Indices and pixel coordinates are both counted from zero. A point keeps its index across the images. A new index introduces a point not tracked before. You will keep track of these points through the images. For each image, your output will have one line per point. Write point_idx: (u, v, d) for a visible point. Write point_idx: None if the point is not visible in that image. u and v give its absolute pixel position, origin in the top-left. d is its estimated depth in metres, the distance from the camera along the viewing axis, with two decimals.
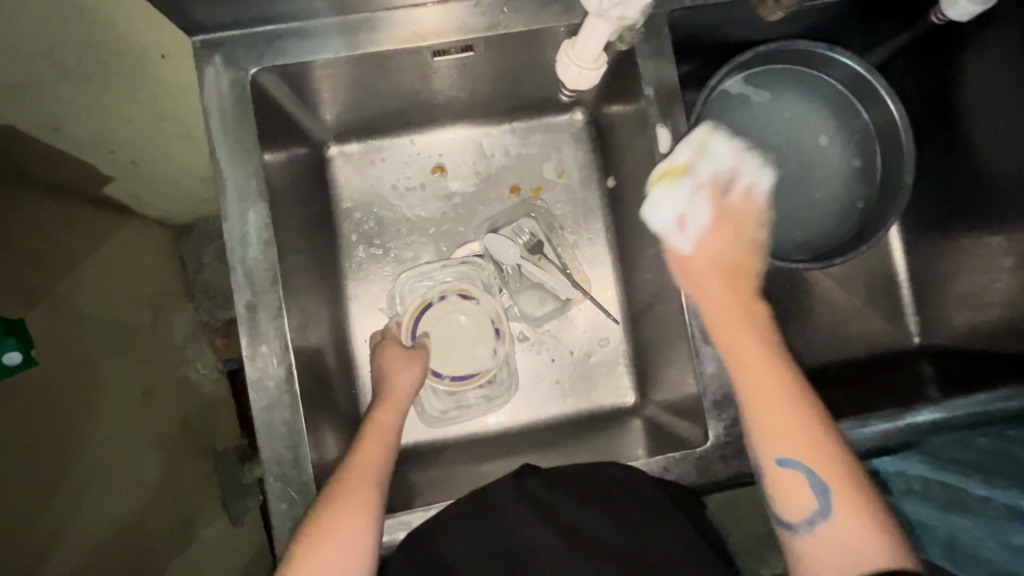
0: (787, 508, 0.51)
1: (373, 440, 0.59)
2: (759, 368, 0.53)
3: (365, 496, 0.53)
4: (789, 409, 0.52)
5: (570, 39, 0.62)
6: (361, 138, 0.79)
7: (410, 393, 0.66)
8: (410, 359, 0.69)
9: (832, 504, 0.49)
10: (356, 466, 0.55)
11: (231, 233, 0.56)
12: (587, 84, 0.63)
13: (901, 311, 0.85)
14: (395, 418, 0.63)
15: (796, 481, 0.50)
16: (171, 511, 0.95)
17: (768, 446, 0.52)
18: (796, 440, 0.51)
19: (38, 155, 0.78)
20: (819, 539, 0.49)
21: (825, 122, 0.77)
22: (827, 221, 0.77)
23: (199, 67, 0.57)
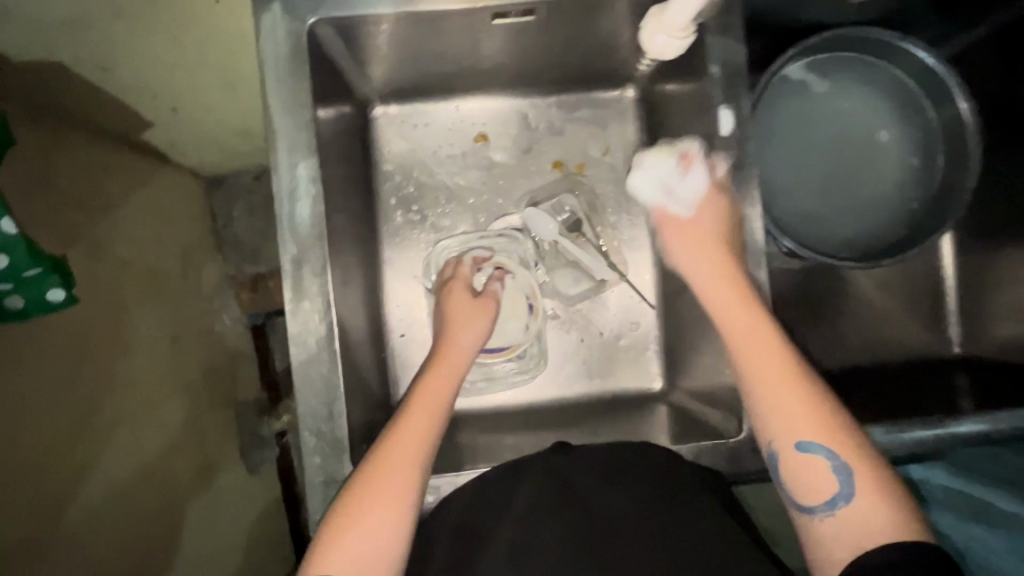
0: (808, 493, 0.51)
1: (425, 399, 0.58)
2: (773, 360, 0.54)
3: (407, 471, 0.52)
4: (806, 400, 0.53)
5: (659, 5, 0.59)
6: (407, 100, 0.78)
7: (471, 352, 0.65)
8: (477, 317, 0.67)
9: (853, 486, 0.49)
10: (409, 427, 0.55)
11: (280, 187, 0.55)
12: (673, 54, 0.62)
13: (944, 318, 0.82)
14: (451, 381, 0.61)
15: (817, 464, 0.51)
16: (193, 455, 0.97)
17: (789, 435, 0.52)
18: (813, 424, 0.52)
19: (85, 95, 0.78)
20: (840, 523, 0.49)
21: (886, 117, 0.74)
22: (879, 220, 0.74)
23: (256, 14, 0.55)
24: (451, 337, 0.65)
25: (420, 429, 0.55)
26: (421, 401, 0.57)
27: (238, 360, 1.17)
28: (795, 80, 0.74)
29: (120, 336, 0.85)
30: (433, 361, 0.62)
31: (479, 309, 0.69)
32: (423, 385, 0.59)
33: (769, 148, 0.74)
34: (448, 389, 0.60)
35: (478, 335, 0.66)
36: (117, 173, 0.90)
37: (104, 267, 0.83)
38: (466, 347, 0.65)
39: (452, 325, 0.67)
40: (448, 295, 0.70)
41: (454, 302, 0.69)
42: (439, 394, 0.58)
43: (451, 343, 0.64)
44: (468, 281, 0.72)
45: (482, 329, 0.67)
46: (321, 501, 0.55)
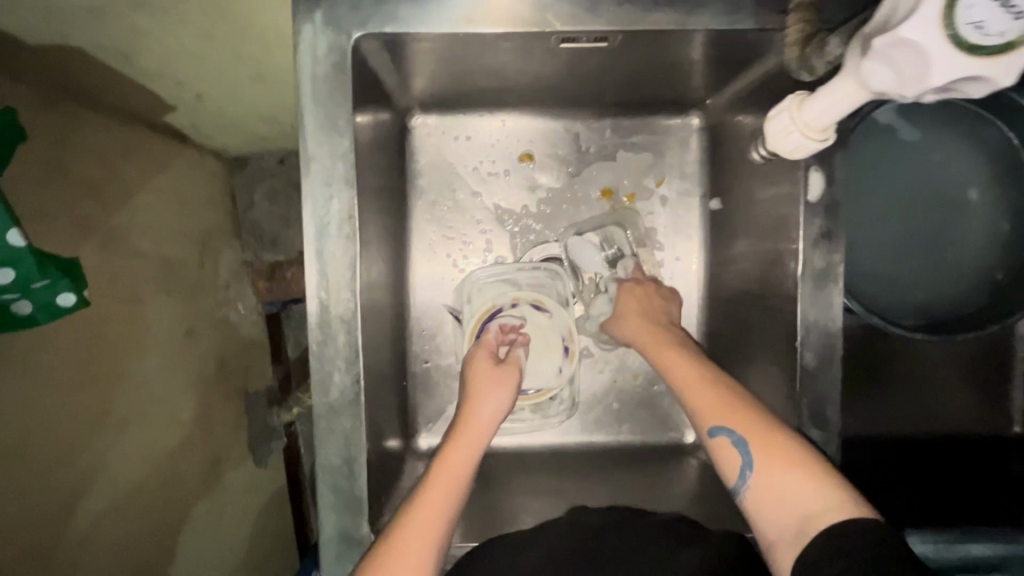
0: (725, 476, 0.51)
1: (439, 490, 0.51)
2: (674, 364, 0.58)
3: (420, 554, 0.48)
4: (705, 390, 0.55)
5: (800, 94, 0.49)
6: (450, 110, 0.71)
7: (494, 423, 0.58)
8: (500, 383, 0.60)
9: (752, 454, 0.49)
10: (421, 519, 0.49)
11: (311, 220, 0.50)
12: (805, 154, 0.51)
13: (1009, 395, 0.75)
14: (470, 460, 0.54)
15: (723, 446, 0.51)
16: (203, 451, 0.95)
17: (698, 422, 0.54)
18: (708, 408, 0.53)
19: (104, 81, 0.72)
20: (757, 498, 0.48)
21: (981, 174, 0.67)
22: (955, 288, 0.68)
23: (296, 24, 0.49)
24: (470, 413, 0.58)
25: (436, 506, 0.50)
26: (441, 477, 0.52)
27: (253, 351, 1.13)
28: (883, 123, 0.67)
29: (134, 333, 0.82)
30: (450, 434, 0.56)
31: (498, 376, 0.61)
32: (440, 459, 0.54)
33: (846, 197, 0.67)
34: (468, 463, 0.54)
35: (502, 403, 0.59)
36: (137, 157, 0.84)
37: (120, 261, 0.79)
38: (489, 424, 0.58)
39: (475, 397, 0.59)
40: (471, 353, 0.64)
41: (478, 372, 0.61)
42: (458, 470, 0.53)
43: (470, 417, 0.57)
44: (490, 349, 0.64)
45: (503, 404, 0.59)
46: (335, 557, 0.52)
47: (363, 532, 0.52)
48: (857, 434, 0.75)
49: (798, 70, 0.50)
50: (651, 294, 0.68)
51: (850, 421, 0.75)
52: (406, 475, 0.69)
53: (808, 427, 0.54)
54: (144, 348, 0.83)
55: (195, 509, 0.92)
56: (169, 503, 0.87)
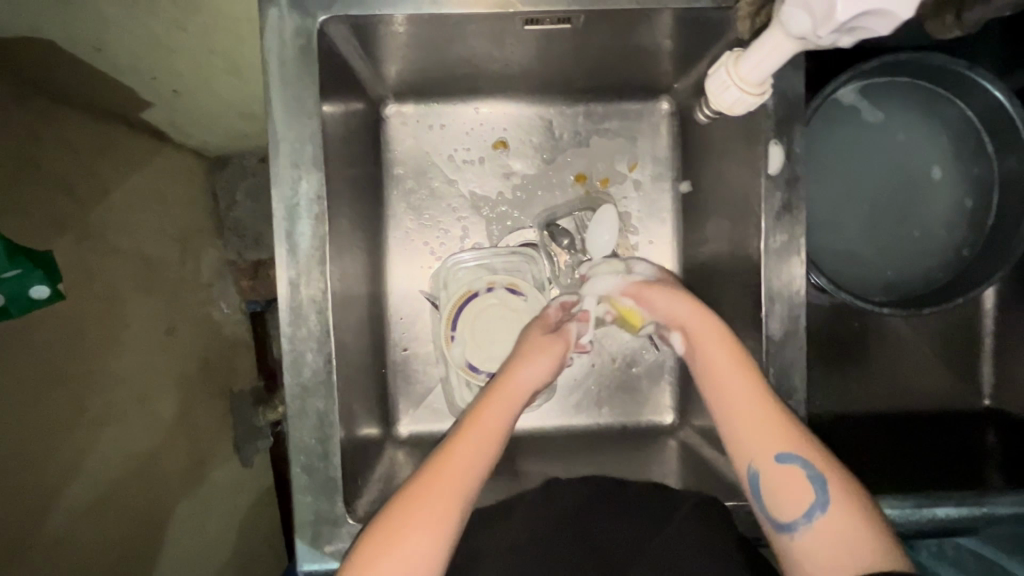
0: (785, 508, 0.47)
1: (476, 441, 0.52)
2: (733, 375, 0.52)
3: (450, 498, 0.48)
4: (772, 413, 0.50)
5: (734, 51, 0.49)
6: (423, 99, 0.72)
7: (533, 388, 0.59)
8: (554, 347, 0.62)
9: (828, 494, 0.46)
10: (455, 463, 0.50)
11: (280, 202, 0.51)
12: (743, 111, 0.51)
13: (977, 368, 0.77)
14: (507, 419, 0.55)
15: (794, 474, 0.48)
16: (184, 451, 0.94)
17: (760, 445, 0.49)
18: (778, 433, 0.49)
19: (76, 74, 0.72)
20: (819, 537, 0.45)
21: (944, 152, 0.68)
22: (921, 264, 0.69)
23: (262, 9, 0.50)
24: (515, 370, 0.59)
25: (463, 462, 0.50)
26: (477, 432, 0.53)
27: (236, 350, 1.13)
28: (847, 104, 0.68)
29: (112, 331, 0.81)
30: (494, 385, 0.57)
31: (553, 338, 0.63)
32: (478, 414, 0.54)
33: (812, 176, 0.69)
34: (501, 422, 0.54)
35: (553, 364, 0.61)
36: (114, 153, 0.84)
37: (95, 258, 0.79)
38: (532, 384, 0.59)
39: (525, 357, 0.60)
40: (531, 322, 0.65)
41: (531, 336, 0.63)
42: (493, 428, 0.54)
43: (518, 373, 0.59)
44: (548, 322, 0.66)
45: (544, 370, 0.60)
46: (311, 539, 0.52)
47: (338, 512, 0.52)
48: (832, 412, 0.76)
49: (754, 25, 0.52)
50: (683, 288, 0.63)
51: (823, 398, 0.76)
52: (386, 460, 0.69)
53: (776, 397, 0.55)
54: (124, 345, 0.83)
55: (177, 509, 0.91)
56: (150, 503, 0.86)
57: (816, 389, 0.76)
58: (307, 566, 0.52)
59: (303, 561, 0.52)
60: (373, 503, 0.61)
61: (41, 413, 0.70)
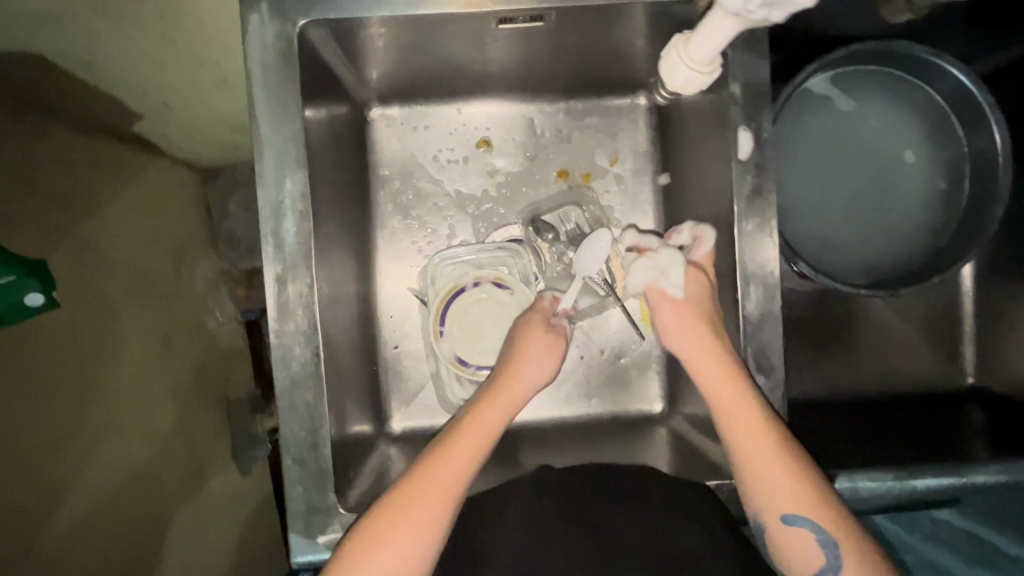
0: (797, 566, 0.50)
1: (468, 442, 0.55)
2: (752, 436, 0.52)
3: (443, 495, 0.52)
4: (789, 474, 0.51)
5: (682, 33, 0.53)
6: (406, 101, 0.74)
7: (530, 389, 0.61)
8: (552, 353, 0.64)
9: (841, 558, 0.49)
10: (449, 463, 0.53)
11: (265, 201, 0.52)
12: (694, 89, 0.55)
13: (960, 348, 0.78)
14: (501, 421, 0.58)
15: (802, 536, 0.50)
16: (181, 459, 0.94)
17: (773, 508, 0.51)
18: (793, 498, 0.50)
19: (66, 89, 0.73)
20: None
21: (915, 137, 0.70)
22: (898, 247, 0.71)
23: (243, 15, 0.52)
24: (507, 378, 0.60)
25: (449, 470, 0.53)
26: (472, 430, 0.56)
27: (232, 358, 1.13)
28: (819, 93, 0.69)
29: (106, 341, 0.81)
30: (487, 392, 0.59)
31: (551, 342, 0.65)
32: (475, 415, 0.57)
33: (788, 164, 0.70)
34: (488, 431, 0.56)
35: (550, 369, 0.63)
36: (106, 166, 0.85)
37: (88, 269, 0.79)
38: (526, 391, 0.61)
39: (517, 361, 0.62)
40: (528, 315, 0.67)
41: (528, 331, 0.65)
42: (478, 436, 0.56)
43: (515, 376, 0.61)
44: (546, 315, 0.67)
45: (541, 371, 0.62)
46: (304, 529, 0.53)
47: (329, 502, 0.53)
48: (817, 395, 0.77)
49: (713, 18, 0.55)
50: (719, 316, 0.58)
51: (809, 381, 0.77)
52: (378, 457, 0.70)
53: (755, 376, 0.56)
54: (118, 354, 0.83)
55: (175, 517, 0.91)
56: (147, 510, 0.86)
57: (802, 373, 0.77)
58: (300, 558, 0.53)
59: (296, 553, 0.53)
60: (365, 497, 0.62)
61: (42, 426, 0.72)
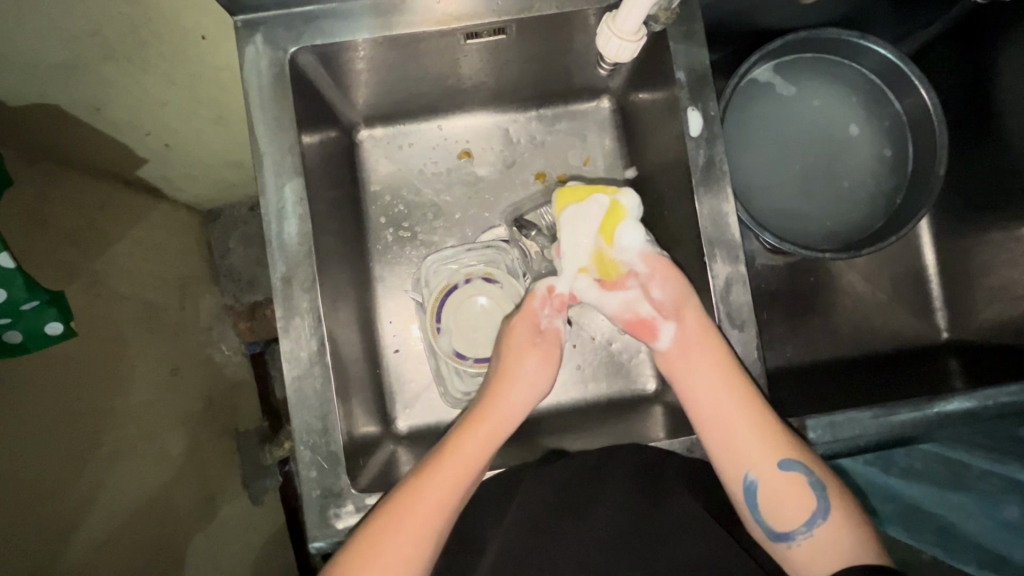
0: (787, 516, 0.52)
1: (460, 456, 0.57)
2: (720, 395, 0.57)
3: (435, 506, 0.54)
4: (764, 422, 0.56)
5: (610, 12, 0.59)
6: (390, 122, 0.80)
7: (528, 401, 0.63)
8: (548, 363, 0.64)
9: (826, 503, 0.52)
10: (443, 472, 0.55)
11: (269, 207, 0.59)
12: (627, 58, 0.60)
13: (929, 305, 0.83)
14: (494, 435, 0.59)
15: (790, 486, 0.53)
16: (195, 488, 0.94)
17: (759, 460, 0.54)
18: (773, 446, 0.54)
19: (78, 138, 0.79)
20: (816, 543, 0.51)
21: (856, 112, 0.77)
22: (856, 213, 0.76)
23: (241, 47, 0.60)
24: (501, 396, 0.62)
25: (447, 486, 0.55)
26: (466, 443, 0.57)
27: (239, 390, 1.15)
28: (763, 82, 0.76)
29: (120, 371, 0.83)
30: (481, 407, 0.61)
31: (544, 352, 0.65)
32: (467, 426, 0.59)
33: (743, 147, 0.76)
34: (480, 442, 0.58)
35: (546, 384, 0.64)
36: (112, 208, 0.89)
37: (103, 302, 0.83)
38: (520, 406, 0.62)
39: (511, 376, 0.63)
40: (514, 321, 0.66)
41: (519, 337, 0.65)
42: (479, 452, 0.57)
43: (506, 383, 0.62)
44: (534, 312, 0.66)
45: (534, 378, 0.63)
46: (319, 514, 0.59)
47: (341, 484, 0.59)
48: (802, 363, 0.81)
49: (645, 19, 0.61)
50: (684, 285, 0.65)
51: (790, 350, 0.81)
52: (384, 454, 0.73)
53: (730, 332, 0.61)
54: (129, 385, 0.84)
55: (193, 544, 0.89)
56: (166, 537, 0.84)
57: (782, 342, 0.81)
58: (317, 543, 0.59)
59: (313, 537, 0.58)
60: (373, 484, 0.65)
61: (49, 469, 0.70)
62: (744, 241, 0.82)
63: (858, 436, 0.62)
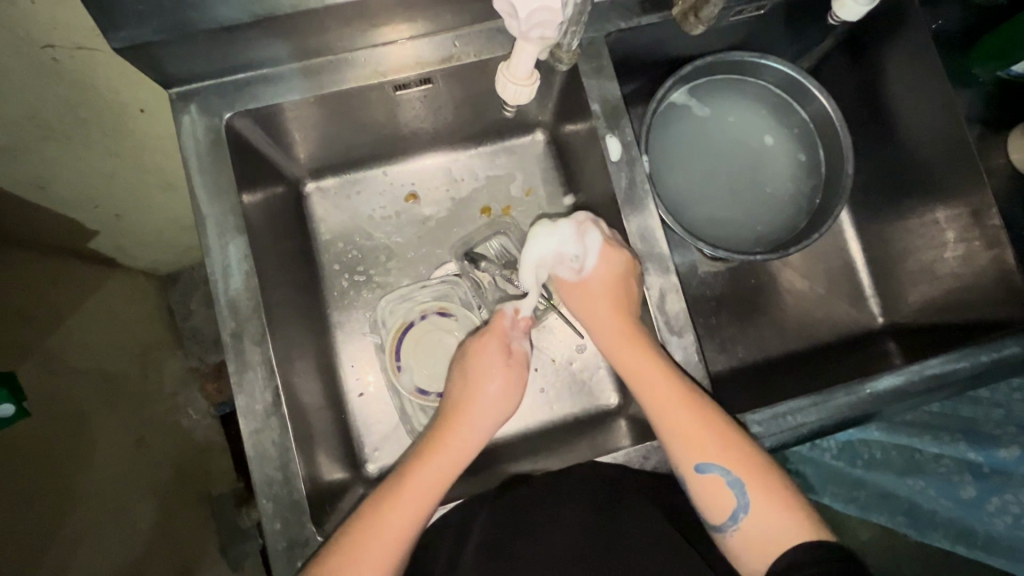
0: (714, 513, 0.55)
1: (408, 493, 0.57)
2: (660, 397, 0.58)
3: (386, 541, 0.54)
4: (692, 427, 0.57)
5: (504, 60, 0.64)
6: (335, 173, 0.83)
7: (494, 426, 0.64)
8: (512, 385, 0.66)
9: (749, 498, 0.54)
10: (399, 507, 0.56)
11: (215, 266, 0.61)
12: (526, 99, 0.65)
13: (863, 295, 0.88)
14: (455, 461, 0.60)
15: (717, 483, 0.55)
16: (169, 559, 0.90)
17: (687, 458, 0.56)
18: (705, 445, 0.56)
19: (22, 215, 0.79)
20: (747, 536, 0.53)
21: (768, 123, 0.82)
22: (781, 215, 0.81)
23: (176, 118, 0.63)
24: (460, 420, 0.62)
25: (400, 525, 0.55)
26: (418, 476, 0.58)
27: (210, 453, 1.12)
28: (680, 104, 0.81)
29: (79, 448, 0.81)
30: (438, 435, 0.61)
31: (512, 374, 0.66)
32: (423, 462, 0.59)
33: (670, 165, 0.81)
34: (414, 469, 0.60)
35: (510, 404, 0.65)
36: (64, 283, 0.88)
37: (57, 376, 0.81)
38: (483, 429, 0.63)
39: (472, 402, 0.63)
40: (480, 341, 0.68)
41: (483, 362, 0.66)
42: (434, 484, 0.58)
43: (467, 411, 0.63)
44: (503, 336, 0.68)
45: (502, 407, 0.64)
46: (287, 567, 0.59)
47: (307, 533, 0.59)
48: (754, 360, 0.85)
49: (551, 60, 0.67)
50: (626, 280, 0.64)
51: (743, 349, 0.85)
52: (354, 499, 0.73)
53: (669, 338, 0.64)
54: (93, 461, 0.83)
55: None
56: None
57: (732, 344, 0.85)
58: None
59: None
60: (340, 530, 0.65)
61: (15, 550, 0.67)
62: (685, 251, 0.87)
63: (805, 424, 0.65)
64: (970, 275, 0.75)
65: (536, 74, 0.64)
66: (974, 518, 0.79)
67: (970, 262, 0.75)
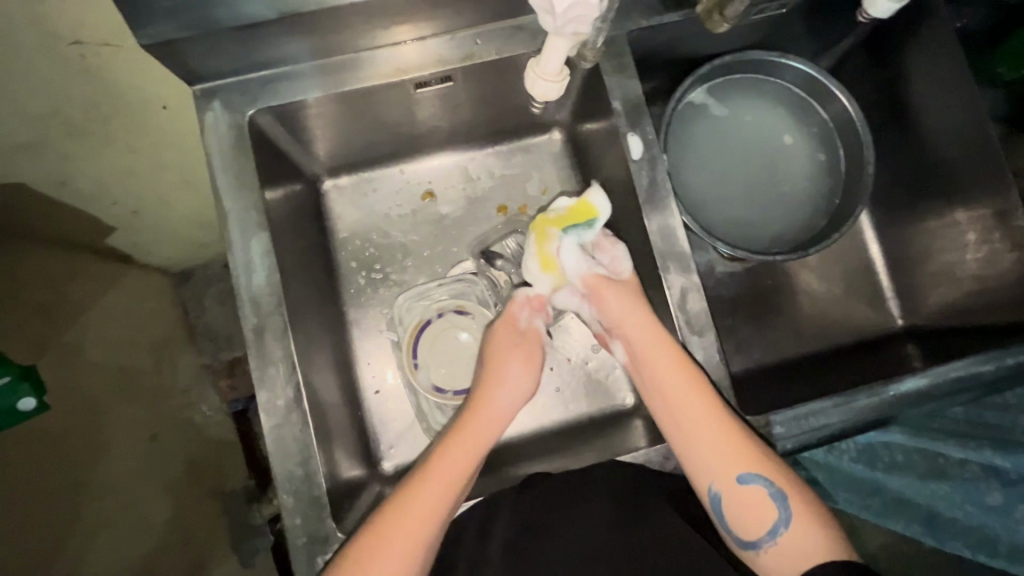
0: (751, 527, 0.54)
1: (439, 487, 0.57)
2: (695, 404, 0.59)
3: (416, 537, 0.55)
4: (735, 443, 0.57)
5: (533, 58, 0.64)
6: (352, 171, 0.83)
7: (508, 414, 0.65)
8: (528, 366, 0.68)
9: (790, 511, 0.53)
10: (424, 497, 0.57)
11: (237, 262, 0.61)
12: (555, 95, 0.65)
13: (882, 296, 0.87)
14: (479, 442, 0.62)
15: (758, 497, 0.54)
16: (183, 553, 0.91)
17: (730, 471, 0.56)
18: (742, 458, 0.56)
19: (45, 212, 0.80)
20: (782, 551, 0.52)
21: (788, 123, 0.82)
22: (800, 216, 0.81)
23: (200, 115, 0.63)
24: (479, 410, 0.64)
25: (424, 517, 0.56)
26: (445, 466, 0.59)
27: None
28: (698, 103, 0.80)
29: (96, 437, 0.83)
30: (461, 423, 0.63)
31: (527, 356, 0.69)
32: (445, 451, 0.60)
33: (687, 165, 0.81)
34: (459, 471, 0.59)
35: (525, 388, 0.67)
36: (82, 279, 0.89)
37: (74, 371, 0.82)
38: (499, 412, 0.65)
39: (490, 387, 0.66)
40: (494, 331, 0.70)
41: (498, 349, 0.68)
42: (458, 471, 0.59)
43: (485, 399, 0.65)
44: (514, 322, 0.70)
45: (518, 390, 0.66)
46: (307, 562, 0.59)
47: (327, 529, 0.59)
48: (771, 361, 0.84)
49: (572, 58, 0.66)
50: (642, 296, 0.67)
51: (760, 351, 0.84)
52: (370, 496, 0.73)
53: (690, 338, 0.64)
54: (110, 452, 0.84)
55: None
56: None
57: (749, 345, 0.84)
58: None
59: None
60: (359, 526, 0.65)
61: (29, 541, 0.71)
62: (701, 251, 0.86)
63: (827, 425, 0.64)
64: (992, 278, 0.75)
65: (566, 71, 0.64)
66: (1000, 527, 0.76)
67: (992, 264, 0.74)
